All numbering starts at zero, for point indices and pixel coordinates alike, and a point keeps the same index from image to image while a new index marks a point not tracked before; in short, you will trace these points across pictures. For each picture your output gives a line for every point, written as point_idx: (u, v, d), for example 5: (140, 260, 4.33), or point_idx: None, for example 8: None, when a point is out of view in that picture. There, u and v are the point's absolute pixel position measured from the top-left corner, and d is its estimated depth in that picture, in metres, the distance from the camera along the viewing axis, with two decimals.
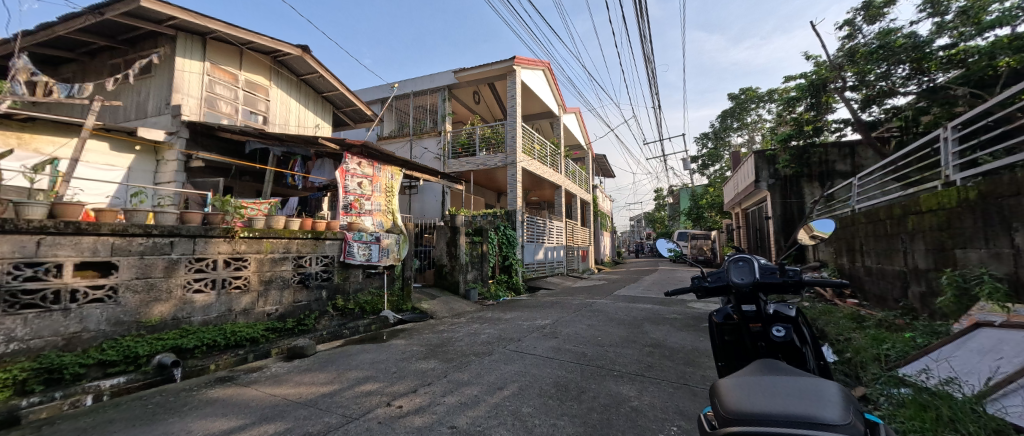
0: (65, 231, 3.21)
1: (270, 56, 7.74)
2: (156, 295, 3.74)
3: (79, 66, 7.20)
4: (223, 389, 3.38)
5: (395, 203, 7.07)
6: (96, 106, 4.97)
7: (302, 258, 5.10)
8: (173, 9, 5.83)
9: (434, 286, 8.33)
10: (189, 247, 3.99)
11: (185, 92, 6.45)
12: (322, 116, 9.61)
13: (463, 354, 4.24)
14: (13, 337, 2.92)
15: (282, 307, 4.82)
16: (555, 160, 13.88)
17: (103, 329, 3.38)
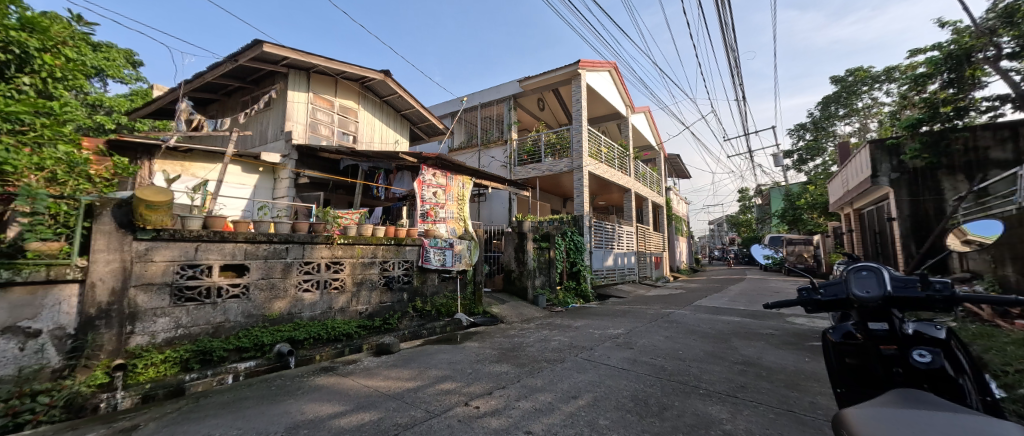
0: (214, 239, 3.96)
1: (358, 82, 8.71)
2: (276, 293, 4.40)
3: (220, 104, 8.87)
4: (326, 377, 3.84)
5: (466, 211, 7.41)
6: (233, 136, 6.08)
7: (387, 263, 5.58)
8: (285, 51, 6.91)
9: (503, 291, 8.52)
10: (300, 252, 4.64)
11: (295, 120, 7.58)
12: (401, 132, 10.51)
13: (535, 359, 4.26)
14: (180, 324, 3.70)
15: (371, 307, 5.32)
16: (623, 162, 13.37)
17: (240, 321, 4.09)
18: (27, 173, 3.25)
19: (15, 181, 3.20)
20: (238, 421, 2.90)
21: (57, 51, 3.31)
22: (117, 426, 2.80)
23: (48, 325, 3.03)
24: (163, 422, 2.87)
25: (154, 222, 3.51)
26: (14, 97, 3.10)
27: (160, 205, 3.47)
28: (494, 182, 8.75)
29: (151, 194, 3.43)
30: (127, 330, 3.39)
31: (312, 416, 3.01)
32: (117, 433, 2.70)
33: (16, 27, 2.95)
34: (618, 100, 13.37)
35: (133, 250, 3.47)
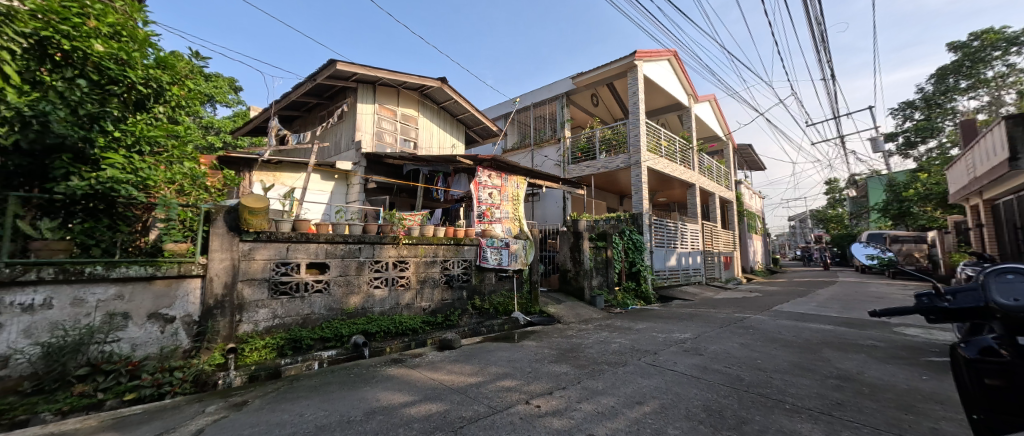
0: (300, 239, 4.43)
1: (417, 91, 9.23)
2: (352, 288, 4.82)
3: (304, 120, 9.95)
4: (396, 368, 4.12)
5: (521, 210, 7.47)
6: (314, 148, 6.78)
7: (447, 262, 5.82)
8: (354, 67, 7.55)
9: (559, 291, 8.46)
10: (371, 251, 5.03)
11: (364, 130, 8.24)
12: (457, 136, 10.91)
13: (594, 361, 4.17)
14: (276, 314, 4.22)
15: (433, 303, 5.60)
16: (685, 156, 12.52)
17: (323, 313, 4.56)
18: (164, 186, 3.92)
19: (156, 193, 3.87)
20: (324, 404, 3.23)
21: (183, 84, 3.93)
22: (231, 400, 3.28)
23: (179, 313, 3.66)
24: (264, 400, 3.30)
25: (256, 225, 4.04)
26: (152, 124, 3.76)
27: (259, 211, 3.99)
28: (548, 182, 8.70)
29: (251, 200, 3.96)
30: (236, 319, 3.96)
31: (386, 403, 3.25)
32: (231, 407, 3.17)
33: (153, 66, 3.56)
34: (678, 89, 12.55)
35: (239, 250, 4.03)
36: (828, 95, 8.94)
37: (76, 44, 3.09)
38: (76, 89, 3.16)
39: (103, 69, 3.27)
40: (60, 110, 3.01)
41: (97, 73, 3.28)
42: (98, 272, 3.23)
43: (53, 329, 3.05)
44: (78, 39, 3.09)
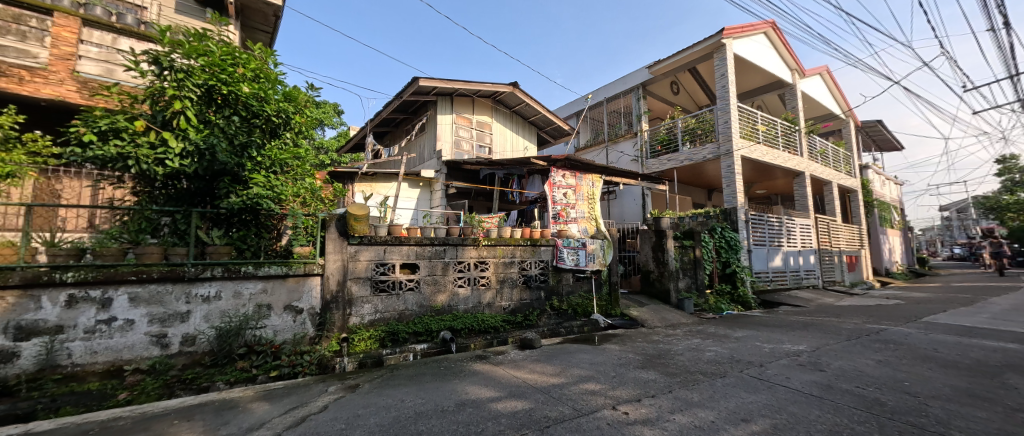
0: (394, 242, 4.91)
1: (490, 98, 9.59)
2: (439, 287, 5.19)
3: (393, 134, 11.04)
4: (481, 364, 4.32)
5: (598, 210, 7.26)
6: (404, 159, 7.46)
7: (525, 263, 5.93)
8: (434, 81, 8.13)
9: (641, 293, 8.04)
10: (455, 253, 5.35)
11: (444, 140, 8.83)
12: (529, 138, 11.07)
13: (686, 369, 3.85)
14: (377, 309, 4.74)
15: (513, 303, 5.74)
16: (789, 140, 10.89)
17: (415, 309, 4.99)
18: (292, 199, 4.69)
19: (287, 204, 4.63)
20: (421, 392, 3.54)
21: (304, 111, 4.60)
22: (347, 383, 3.78)
23: (306, 305, 4.33)
24: (372, 384, 3.74)
25: (359, 230, 4.60)
26: (282, 147, 4.50)
27: (362, 217, 4.54)
28: (625, 179, 8.32)
29: (356, 209, 4.52)
30: (347, 312, 4.54)
31: (474, 397, 3.42)
32: (347, 388, 3.65)
33: (282, 99, 4.24)
34: (778, 65, 10.98)
35: (348, 252, 4.62)
36: (1001, 48, 6.95)
37: (231, 88, 3.82)
38: (231, 124, 3.92)
39: (249, 106, 3.99)
40: (222, 143, 3.77)
41: (245, 110, 4.02)
42: (250, 271, 3.99)
43: (222, 316, 3.86)
44: (232, 84, 3.82)
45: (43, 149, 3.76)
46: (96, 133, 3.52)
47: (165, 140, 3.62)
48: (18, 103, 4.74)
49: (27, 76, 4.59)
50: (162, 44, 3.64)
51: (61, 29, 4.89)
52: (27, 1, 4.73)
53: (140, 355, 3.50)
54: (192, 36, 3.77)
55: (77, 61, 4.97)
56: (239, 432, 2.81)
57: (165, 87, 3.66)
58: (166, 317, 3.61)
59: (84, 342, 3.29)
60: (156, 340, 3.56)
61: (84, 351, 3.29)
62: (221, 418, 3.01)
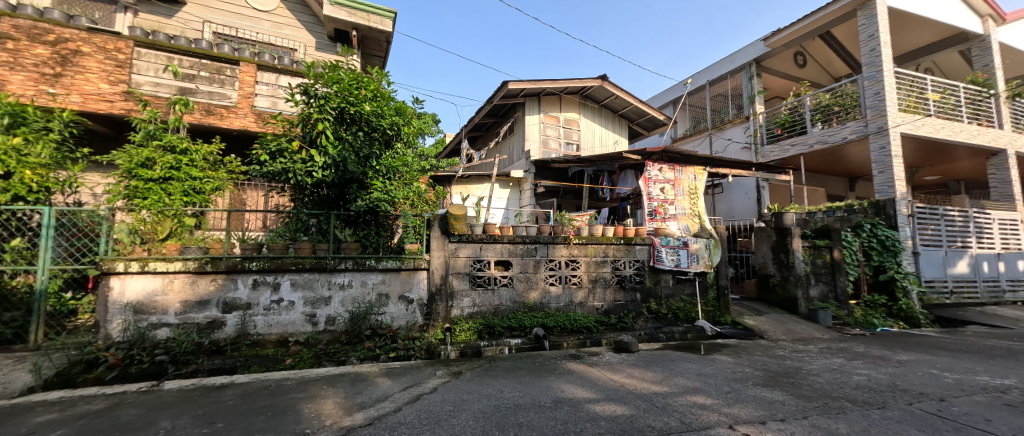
0: (489, 241, 5.17)
1: (578, 94, 9.45)
2: (531, 284, 5.30)
3: (485, 138, 11.67)
4: (575, 364, 4.26)
5: (701, 205, 6.59)
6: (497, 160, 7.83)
7: (618, 262, 5.68)
8: (524, 83, 8.34)
9: (759, 300, 7.04)
10: (546, 251, 5.39)
11: (532, 140, 8.99)
12: (618, 132, 10.60)
13: (825, 394, 3.23)
14: (475, 303, 5.05)
15: (606, 304, 5.55)
16: (977, 108, 8.32)
17: (509, 305, 5.19)
18: (403, 201, 5.28)
19: (400, 206, 5.22)
20: (519, 385, 3.67)
21: (411, 122, 5.12)
22: (452, 369, 4.13)
23: (416, 296, 4.84)
24: (474, 373, 4.01)
25: (459, 229, 4.98)
26: (395, 155, 5.09)
27: (461, 217, 4.91)
28: (735, 169, 7.40)
29: (455, 209, 4.91)
30: (449, 304, 4.95)
31: (570, 396, 3.41)
32: (452, 374, 3.98)
33: (394, 113, 4.78)
34: (956, 14, 8.49)
35: (449, 249, 5.02)
36: None
37: (356, 108, 4.44)
38: (356, 139, 4.57)
39: (370, 122, 4.59)
40: (351, 155, 4.48)
41: (367, 125, 4.64)
42: (373, 264, 4.62)
43: (354, 302, 4.57)
44: (357, 104, 4.44)
45: (235, 168, 4.92)
46: (268, 153, 4.49)
47: (312, 156, 4.44)
48: (221, 134, 6.29)
49: (226, 114, 6.07)
50: (308, 77, 4.43)
51: (244, 74, 6.24)
52: (225, 55, 6.17)
53: (298, 330, 4.34)
54: (328, 68, 4.47)
55: (254, 98, 6.31)
56: (370, 401, 3.28)
57: (311, 112, 4.44)
58: (315, 300, 4.42)
59: (263, 317, 4.23)
60: (309, 319, 4.39)
61: (264, 323, 4.23)
62: (356, 388, 3.57)
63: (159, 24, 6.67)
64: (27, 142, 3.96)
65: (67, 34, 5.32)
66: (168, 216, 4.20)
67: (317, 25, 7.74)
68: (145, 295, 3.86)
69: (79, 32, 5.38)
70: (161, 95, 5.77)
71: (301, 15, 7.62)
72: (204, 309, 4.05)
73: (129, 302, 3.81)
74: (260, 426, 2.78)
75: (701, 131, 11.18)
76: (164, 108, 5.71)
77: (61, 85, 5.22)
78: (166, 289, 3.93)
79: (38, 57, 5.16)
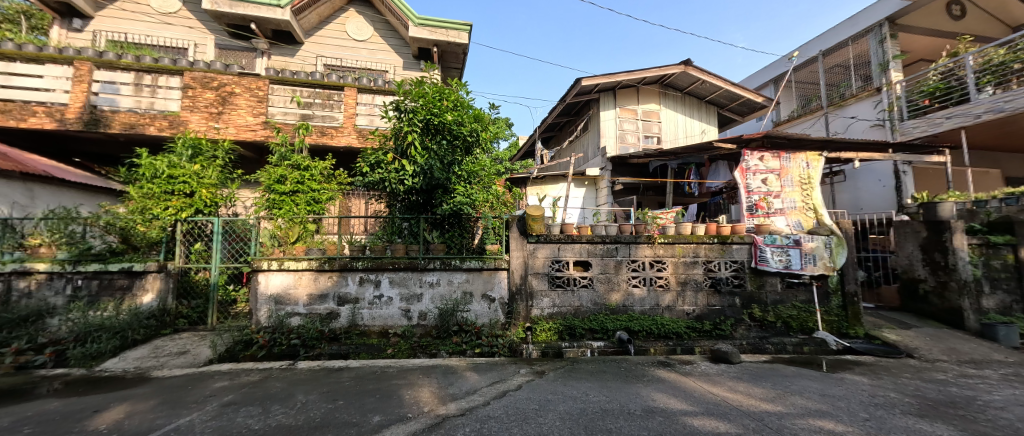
0: (568, 241, 5.10)
1: (657, 83, 8.88)
2: (612, 286, 5.10)
3: (558, 138, 11.64)
4: (666, 372, 3.97)
5: (817, 197, 5.64)
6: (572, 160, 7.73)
7: (711, 262, 5.16)
8: (599, 78, 8.09)
9: (909, 312, 5.90)
10: (627, 251, 5.14)
11: (608, 136, 8.70)
12: (705, 120, 9.66)
13: (1014, 434, 2.51)
14: (554, 303, 5.03)
15: (698, 308, 5.08)
16: None
17: (590, 306, 5.05)
18: (483, 205, 5.51)
19: (479, 209, 5.47)
20: (605, 389, 3.55)
21: (489, 127, 5.32)
22: (535, 368, 4.17)
23: (497, 295, 5.01)
24: (557, 373, 3.99)
25: (537, 229, 5.03)
26: (474, 160, 5.34)
27: (538, 218, 4.97)
28: (864, 152, 6.24)
29: (533, 210, 5.00)
30: (529, 304, 5.01)
31: (663, 405, 3.18)
32: (536, 373, 4.02)
33: (474, 120, 5.03)
34: None
35: (528, 249, 5.09)
36: None
37: (440, 119, 4.75)
38: (440, 147, 4.88)
39: (452, 131, 4.88)
40: (436, 163, 4.83)
41: (450, 134, 4.92)
42: (458, 264, 4.91)
43: (442, 299, 4.91)
44: (440, 115, 4.74)
45: (343, 180, 5.67)
46: (369, 165, 5.07)
47: (403, 166, 4.88)
48: (332, 152, 7.33)
49: (335, 133, 7.04)
50: (398, 94, 4.86)
51: (348, 98, 7.17)
52: (333, 83, 7.14)
53: (396, 323, 4.82)
54: (414, 84, 4.83)
55: (356, 118, 7.20)
56: (461, 393, 3.48)
57: (402, 126, 4.88)
58: (409, 297, 4.85)
59: (368, 310, 4.78)
60: (404, 313, 4.84)
61: (368, 316, 4.79)
62: (447, 380, 3.82)
63: (285, 63, 8.02)
64: (203, 167, 5.09)
65: (226, 80, 6.70)
66: (296, 223, 5.01)
67: (404, 46, 8.56)
68: (282, 289, 4.65)
69: (233, 77, 6.72)
70: (289, 122, 6.92)
71: (392, 40, 8.52)
72: (324, 302, 4.72)
73: (271, 294, 4.64)
74: (370, 406, 3.15)
75: (815, 110, 9.95)
76: (291, 133, 6.84)
77: (224, 121, 6.60)
78: (297, 284, 4.69)
79: (208, 101, 6.60)
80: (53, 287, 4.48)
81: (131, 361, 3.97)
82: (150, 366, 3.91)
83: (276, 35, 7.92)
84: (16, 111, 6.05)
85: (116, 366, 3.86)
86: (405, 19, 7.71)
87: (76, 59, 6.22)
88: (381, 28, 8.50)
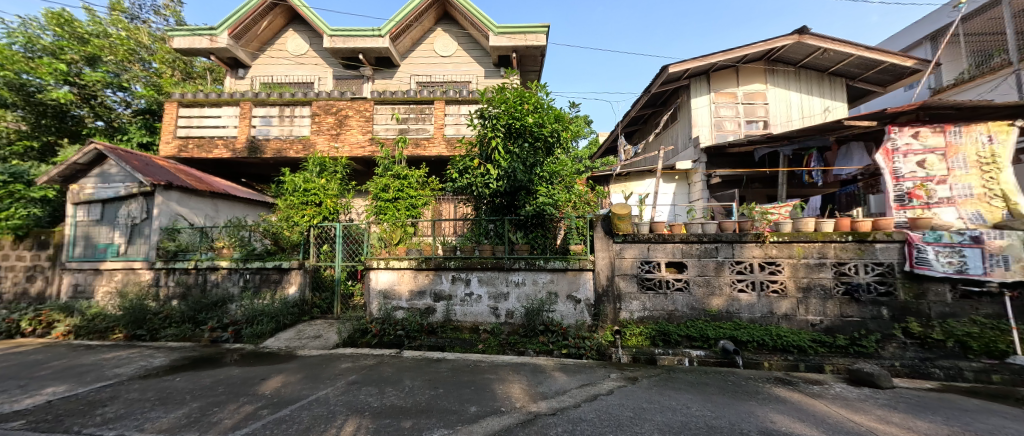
0: (658, 240, 4.78)
1: (763, 59, 7.81)
2: (713, 290, 4.61)
3: (643, 132, 11.02)
4: (786, 391, 3.44)
5: (1007, 181, 4.40)
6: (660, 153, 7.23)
7: (844, 264, 4.32)
8: (688, 62, 7.41)
9: None
10: (730, 251, 4.60)
11: (701, 125, 7.91)
12: (826, 96, 8.17)
13: None
14: (644, 307, 4.75)
15: (828, 319, 4.30)
16: None
17: (686, 311, 4.65)
18: (567, 205, 5.47)
19: (563, 209, 5.44)
20: (710, 404, 3.21)
21: (569, 126, 5.29)
22: (626, 373, 3.99)
23: (583, 296, 4.91)
24: (651, 381, 3.75)
25: (624, 229, 4.82)
26: (557, 161, 5.33)
27: (625, 216, 4.76)
28: None
29: (619, 208, 4.80)
30: (617, 306, 4.81)
31: (785, 429, 2.75)
32: (628, 379, 3.84)
33: (554, 120, 5.05)
34: None
35: (614, 249, 4.91)
36: None
37: (521, 122, 4.86)
38: (522, 150, 4.99)
39: (533, 133, 4.95)
40: (519, 165, 4.94)
41: (531, 136, 5.00)
42: (542, 264, 4.96)
43: (528, 298, 5.00)
44: (521, 118, 4.85)
45: (435, 186, 6.23)
46: (458, 171, 5.43)
47: (488, 170, 5.08)
48: (425, 161, 8.05)
49: (427, 144, 7.72)
50: (482, 102, 5.10)
51: (438, 110, 7.80)
52: (425, 99, 7.83)
53: (486, 320, 5.06)
54: (496, 90, 5.02)
55: (444, 128, 7.79)
56: (551, 393, 3.50)
57: (486, 132, 5.11)
58: (497, 295, 5.06)
59: (460, 307, 5.12)
60: (493, 311, 5.06)
61: (461, 312, 5.12)
62: (536, 378, 3.88)
63: (386, 85, 9.08)
64: (327, 181, 6.16)
65: (342, 105, 7.86)
66: (399, 227, 5.60)
67: (485, 56, 9.01)
68: (389, 285, 5.25)
69: (347, 102, 7.86)
70: (390, 137, 7.79)
71: (474, 51, 9.04)
72: (423, 298, 5.19)
73: (380, 289, 5.27)
74: (467, 397, 3.35)
75: (999, 68, 7.68)
76: (392, 146, 7.70)
77: (341, 141, 7.73)
78: (401, 281, 5.24)
79: (329, 125, 7.81)
80: (231, 279, 5.78)
81: (283, 341, 4.92)
82: (295, 346, 4.78)
83: (378, 62, 9.02)
84: (206, 145, 7.94)
85: (273, 344, 4.82)
86: (486, 30, 8.10)
87: (241, 101, 7.92)
88: (464, 42, 9.09)
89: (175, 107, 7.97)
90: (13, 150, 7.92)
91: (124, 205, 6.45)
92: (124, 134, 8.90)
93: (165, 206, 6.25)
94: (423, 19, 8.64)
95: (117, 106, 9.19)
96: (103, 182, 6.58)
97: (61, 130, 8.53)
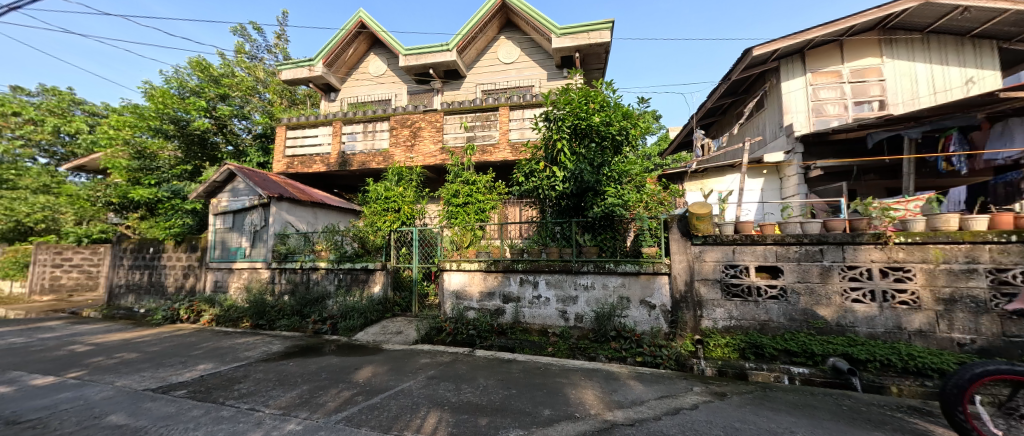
0: (746, 242, 4.31)
1: (877, 28, 6.66)
2: (818, 299, 4.01)
3: (722, 123, 10.13)
4: (924, 423, 2.85)
5: None
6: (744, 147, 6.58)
7: (1005, 271, 3.48)
8: (776, 42, 6.61)
9: None
10: (839, 255, 3.97)
11: (795, 111, 6.99)
12: (969, 64, 6.66)
13: None
14: (732, 315, 4.32)
15: (982, 339, 3.51)
16: None
17: (784, 322, 4.12)
18: (637, 205, 5.21)
19: (633, 210, 5.18)
20: (821, 431, 2.78)
21: (638, 123, 5.07)
22: (712, 388, 3.65)
23: (658, 302, 4.64)
24: (743, 399, 3.38)
25: (704, 230, 4.43)
26: (625, 160, 5.12)
27: (705, 216, 4.38)
28: None
29: (697, 208, 4.43)
30: (698, 314, 4.45)
31: None
32: (714, 394, 3.51)
33: (622, 118, 4.89)
34: None
35: (693, 252, 4.54)
36: None
37: (587, 122, 4.79)
38: (587, 150, 4.91)
39: (600, 132, 4.85)
40: (586, 167, 4.84)
41: (597, 136, 4.90)
42: (612, 267, 4.79)
43: (598, 302, 4.86)
44: (588, 118, 4.78)
45: (501, 191, 6.38)
46: (523, 175, 5.49)
47: (554, 172, 5.06)
48: (492, 166, 8.32)
49: (493, 150, 7.97)
50: (546, 105, 5.11)
51: (502, 116, 8.02)
52: (490, 106, 8.10)
53: (555, 323, 5.03)
54: (561, 92, 5.01)
55: (509, 133, 7.96)
56: (627, 402, 3.35)
57: (551, 135, 5.10)
58: (565, 298, 5.00)
59: (528, 309, 5.16)
60: (562, 314, 5.01)
61: (529, 315, 5.16)
62: (610, 386, 3.74)
63: (454, 96, 9.57)
64: (404, 189, 6.73)
65: (416, 118, 8.48)
66: (469, 231, 5.85)
67: (548, 59, 9.04)
68: (460, 287, 5.50)
69: (421, 115, 8.46)
70: (459, 145, 8.19)
71: (536, 55, 9.13)
72: (492, 299, 5.34)
73: (453, 290, 5.54)
74: (540, 399, 3.36)
75: None
76: (461, 154, 8.09)
77: (416, 151, 8.33)
78: (472, 282, 5.45)
79: (405, 136, 8.47)
80: (329, 278, 6.53)
81: (371, 335, 5.43)
82: (381, 340, 5.24)
83: (446, 74, 9.56)
84: (307, 161, 9.11)
85: (363, 337, 5.35)
86: (548, 33, 8.13)
87: (334, 121, 8.99)
88: (527, 47, 9.23)
89: (284, 130, 9.32)
90: (173, 173, 9.82)
91: (249, 215, 7.71)
92: (247, 155, 10.61)
93: (277, 215, 7.32)
94: (487, 29, 8.98)
95: (242, 132, 10.95)
96: (234, 196, 7.93)
97: (204, 155, 10.40)
